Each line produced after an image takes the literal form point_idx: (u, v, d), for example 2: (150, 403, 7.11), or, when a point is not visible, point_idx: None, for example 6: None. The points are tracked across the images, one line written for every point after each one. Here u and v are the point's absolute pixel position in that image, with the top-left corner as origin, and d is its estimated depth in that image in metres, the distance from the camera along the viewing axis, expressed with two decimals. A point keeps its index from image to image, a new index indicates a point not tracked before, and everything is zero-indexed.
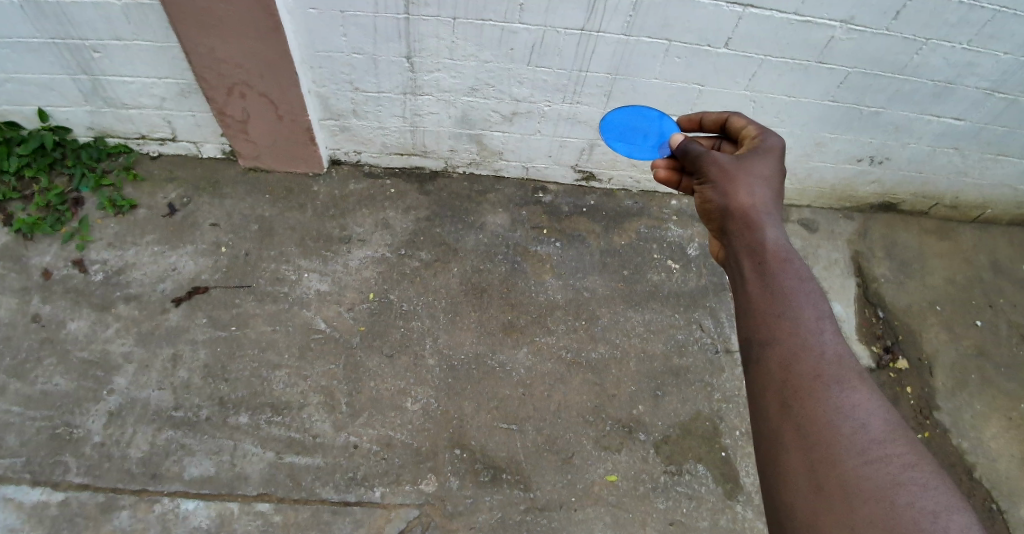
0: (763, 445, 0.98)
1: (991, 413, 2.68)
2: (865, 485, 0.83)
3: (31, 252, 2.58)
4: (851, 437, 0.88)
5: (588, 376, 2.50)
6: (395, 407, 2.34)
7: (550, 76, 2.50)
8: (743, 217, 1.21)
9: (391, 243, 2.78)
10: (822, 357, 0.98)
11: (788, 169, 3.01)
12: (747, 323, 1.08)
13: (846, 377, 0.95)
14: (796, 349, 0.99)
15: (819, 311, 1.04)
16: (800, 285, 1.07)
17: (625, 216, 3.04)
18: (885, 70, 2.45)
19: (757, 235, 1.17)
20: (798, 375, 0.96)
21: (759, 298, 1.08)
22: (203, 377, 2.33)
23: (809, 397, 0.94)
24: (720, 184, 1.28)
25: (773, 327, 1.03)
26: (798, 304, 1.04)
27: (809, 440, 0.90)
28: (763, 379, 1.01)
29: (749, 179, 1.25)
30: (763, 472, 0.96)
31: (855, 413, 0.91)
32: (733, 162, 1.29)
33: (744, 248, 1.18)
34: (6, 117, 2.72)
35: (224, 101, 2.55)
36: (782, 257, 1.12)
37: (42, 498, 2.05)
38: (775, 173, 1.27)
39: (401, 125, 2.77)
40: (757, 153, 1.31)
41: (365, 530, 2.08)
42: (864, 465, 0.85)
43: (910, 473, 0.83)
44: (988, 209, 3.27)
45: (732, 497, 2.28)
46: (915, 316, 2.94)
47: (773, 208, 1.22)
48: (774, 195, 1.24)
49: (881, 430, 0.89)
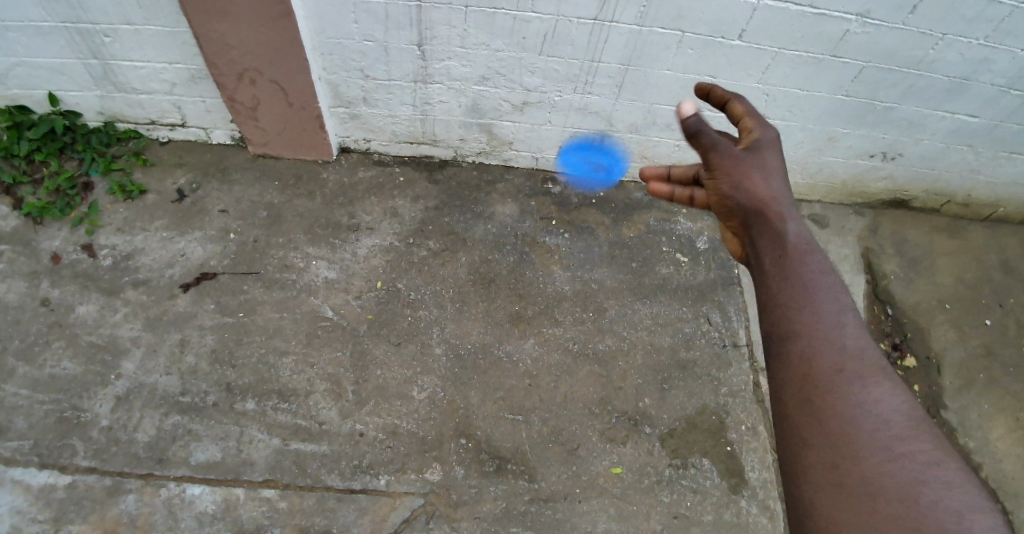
0: (783, 441, 0.97)
1: (999, 414, 2.67)
2: (889, 483, 0.83)
3: (40, 235, 2.59)
4: (874, 433, 0.88)
5: (595, 367, 2.50)
6: (401, 396, 2.34)
7: (562, 66, 2.48)
8: (763, 211, 1.18)
9: (399, 232, 2.77)
10: (842, 350, 0.97)
11: (799, 163, 2.99)
12: (766, 318, 1.07)
13: (868, 371, 0.95)
14: (816, 343, 0.99)
15: (839, 305, 1.03)
16: (821, 278, 1.06)
17: (635, 208, 3.02)
18: (899, 65, 2.43)
19: (781, 230, 1.15)
20: (819, 370, 0.96)
21: (778, 292, 1.07)
22: (211, 363, 2.34)
23: (830, 392, 0.93)
24: (732, 177, 1.23)
25: (793, 321, 1.02)
26: (819, 299, 1.04)
27: (829, 437, 0.90)
28: (782, 373, 1.00)
29: (762, 176, 1.22)
30: (782, 469, 0.96)
31: (878, 408, 0.91)
32: (743, 154, 1.25)
33: (767, 245, 1.16)
34: (17, 101, 2.73)
35: (234, 87, 2.55)
36: (803, 250, 1.11)
37: (49, 480, 2.06)
38: (782, 166, 1.25)
39: (410, 113, 2.76)
40: (761, 147, 1.26)
41: (370, 517, 2.08)
42: (887, 463, 0.85)
43: (935, 471, 0.84)
44: (999, 207, 3.25)
45: (736, 491, 2.28)
46: (924, 314, 2.92)
47: (791, 198, 1.20)
48: (787, 189, 1.21)
49: (903, 426, 0.89)
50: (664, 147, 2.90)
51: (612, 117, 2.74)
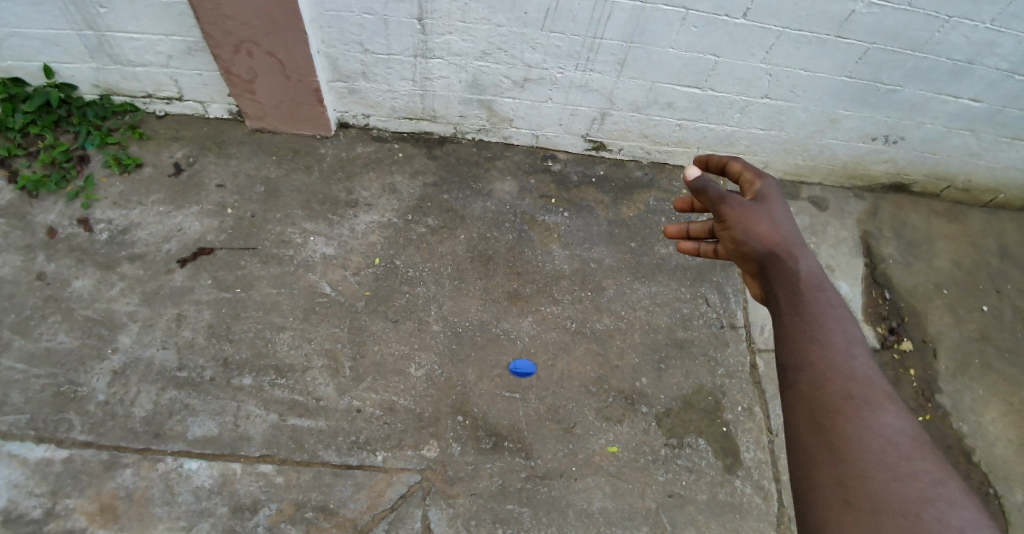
0: (793, 464, 1.05)
1: (993, 399, 2.68)
2: (894, 498, 0.89)
3: (35, 209, 2.56)
4: (881, 453, 0.96)
5: (592, 345, 2.50)
6: (398, 372, 2.34)
7: (564, 42, 2.45)
8: (776, 252, 1.29)
9: (398, 209, 2.76)
10: (851, 378, 1.08)
11: (800, 146, 2.97)
12: (781, 350, 1.18)
13: (874, 397, 1.05)
14: (826, 371, 1.09)
15: (848, 336, 1.15)
16: (832, 313, 1.18)
17: (634, 187, 3.02)
18: (904, 47, 2.41)
19: (793, 269, 1.26)
20: (829, 395, 1.06)
21: (793, 327, 1.19)
22: (208, 337, 2.34)
23: (839, 415, 1.03)
24: (742, 225, 1.35)
25: (805, 351, 1.14)
26: (830, 331, 1.15)
27: (838, 455, 0.98)
28: (795, 399, 1.10)
29: (771, 222, 1.33)
30: (792, 488, 1.04)
31: (884, 430, 1.00)
32: (751, 204, 1.37)
33: (781, 282, 1.26)
34: (11, 73, 2.69)
35: (232, 60, 2.52)
36: (815, 286, 1.23)
37: (46, 454, 2.06)
38: (789, 213, 1.37)
39: (409, 88, 2.73)
40: (766, 200, 1.39)
41: (366, 492, 2.09)
42: (893, 481, 0.92)
43: (937, 489, 0.91)
44: (999, 193, 3.25)
45: (732, 471, 2.29)
46: (921, 298, 2.92)
47: (801, 241, 1.32)
48: (796, 233, 1.33)
49: (909, 447, 0.97)
50: (665, 126, 2.88)
51: (613, 95, 2.71)
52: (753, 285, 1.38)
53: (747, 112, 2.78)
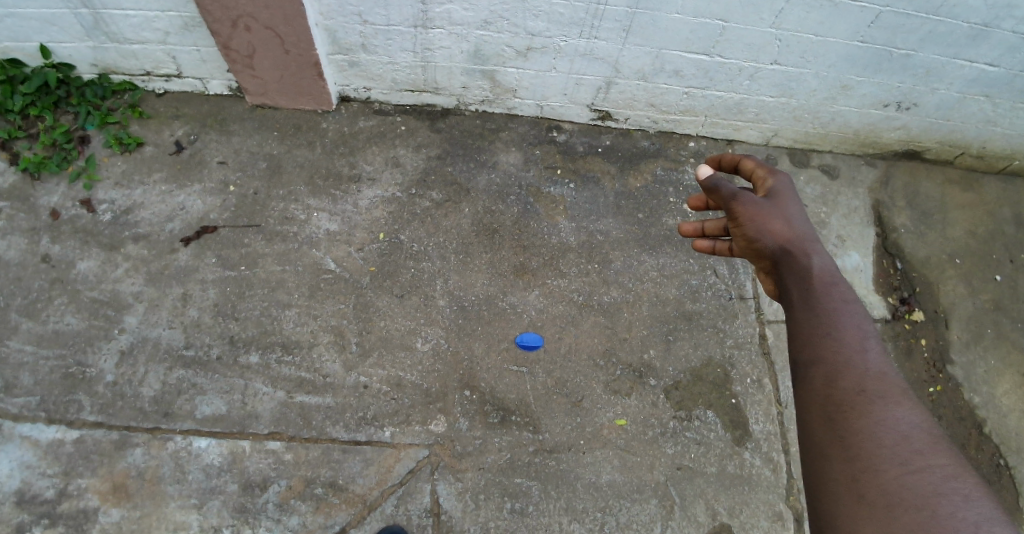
0: (808, 461, 1.04)
1: (1006, 370, 2.65)
2: (907, 494, 0.88)
3: (38, 191, 2.54)
4: (893, 448, 0.95)
5: (599, 319, 2.48)
6: (406, 347, 2.33)
7: (567, 9, 2.39)
8: (790, 249, 1.29)
9: (402, 183, 2.73)
10: (865, 374, 1.06)
11: (809, 113, 2.91)
12: (794, 346, 1.17)
13: (889, 392, 1.03)
14: (839, 366, 1.08)
15: (863, 331, 1.13)
16: (845, 307, 1.16)
17: (641, 158, 2.98)
18: (919, 9, 2.35)
19: (805, 265, 1.25)
20: (842, 390, 1.04)
21: (805, 324, 1.17)
22: (214, 316, 2.33)
23: (853, 410, 1.01)
24: (755, 222, 1.35)
25: (818, 347, 1.12)
26: (843, 325, 1.13)
27: (851, 452, 0.97)
28: (807, 394, 1.09)
29: (783, 219, 1.33)
30: (807, 486, 1.03)
31: (897, 425, 0.98)
32: (763, 201, 1.38)
33: (794, 279, 1.25)
34: (9, 55, 2.65)
35: (229, 34, 2.47)
36: (828, 281, 1.21)
37: (56, 436, 2.07)
38: (802, 209, 1.37)
39: (411, 60, 2.69)
40: (779, 197, 1.38)
41: (375, 468, 2.09)
42: (906, 476, 0.90)
43: (952, 483, 0.88)
44: (1015, 160, 3.17)
45: (741, 444, 2.27)
46: (934, 268, 2.88)
47: (815, 238, 1.31)
48: (810, 229, 1.32)
49: (923, 442, 0.95)
50: (672, 94, 2.83)
51: (618, 63, 2.66)
52: (767, 281, 1.38)
53: (756, 79, 2.73)
